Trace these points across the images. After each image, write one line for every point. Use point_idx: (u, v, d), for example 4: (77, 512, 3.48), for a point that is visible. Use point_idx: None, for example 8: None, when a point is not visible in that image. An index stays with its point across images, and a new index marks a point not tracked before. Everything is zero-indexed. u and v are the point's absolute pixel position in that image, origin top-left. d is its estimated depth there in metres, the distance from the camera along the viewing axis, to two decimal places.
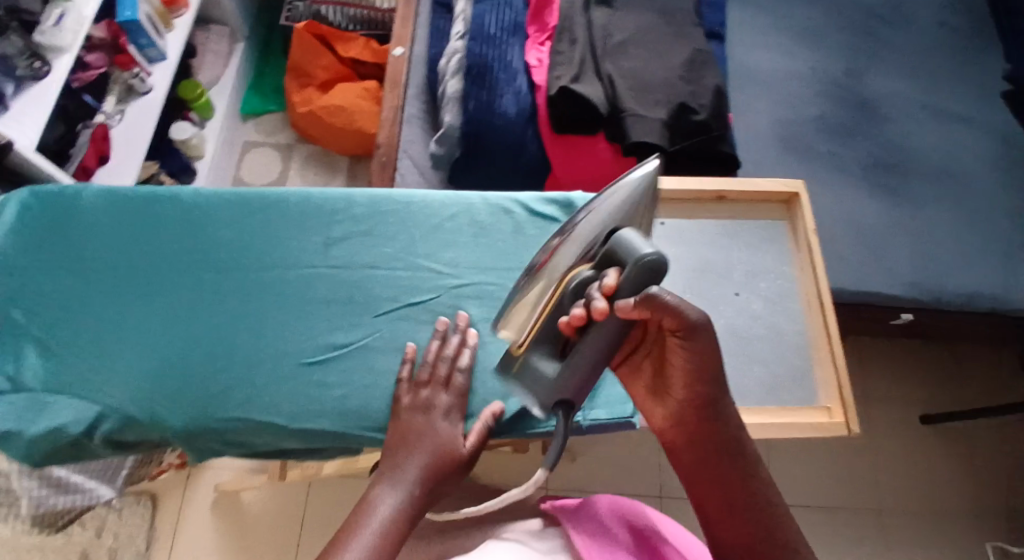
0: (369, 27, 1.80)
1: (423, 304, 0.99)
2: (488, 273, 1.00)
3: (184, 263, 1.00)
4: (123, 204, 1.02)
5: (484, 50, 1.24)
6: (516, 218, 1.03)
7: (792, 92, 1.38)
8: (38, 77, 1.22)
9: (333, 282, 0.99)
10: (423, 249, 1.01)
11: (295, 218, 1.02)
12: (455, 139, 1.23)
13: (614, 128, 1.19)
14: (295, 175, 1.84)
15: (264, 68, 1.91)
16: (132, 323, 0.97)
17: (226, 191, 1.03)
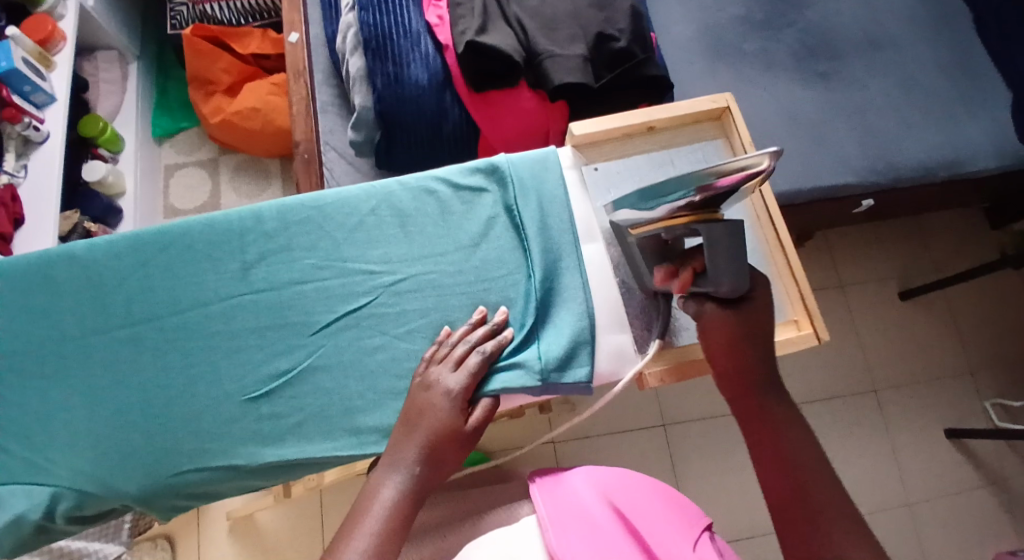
0: (261, 16, 1.69)
1: (361, 310, 0.94)
2: (421, 262, 0.95)
3: (98, 322, 0.94)
4: (19, 275, 0.95)
5: (377, 19, 1.16)
6: (438, 198, 0.97)
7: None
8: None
9: (262, 308, 0.94)
10: (347, 251, 0.96)
11: (205, 248, 0.95)
12: (371, 121, 1.17)
13: (534, 75, 1.13)
14: (228, 188, 1.76)
15: (163, 84, 1.79)
16: (68, 397, 0.93)
17: (123, 234, 0.96)
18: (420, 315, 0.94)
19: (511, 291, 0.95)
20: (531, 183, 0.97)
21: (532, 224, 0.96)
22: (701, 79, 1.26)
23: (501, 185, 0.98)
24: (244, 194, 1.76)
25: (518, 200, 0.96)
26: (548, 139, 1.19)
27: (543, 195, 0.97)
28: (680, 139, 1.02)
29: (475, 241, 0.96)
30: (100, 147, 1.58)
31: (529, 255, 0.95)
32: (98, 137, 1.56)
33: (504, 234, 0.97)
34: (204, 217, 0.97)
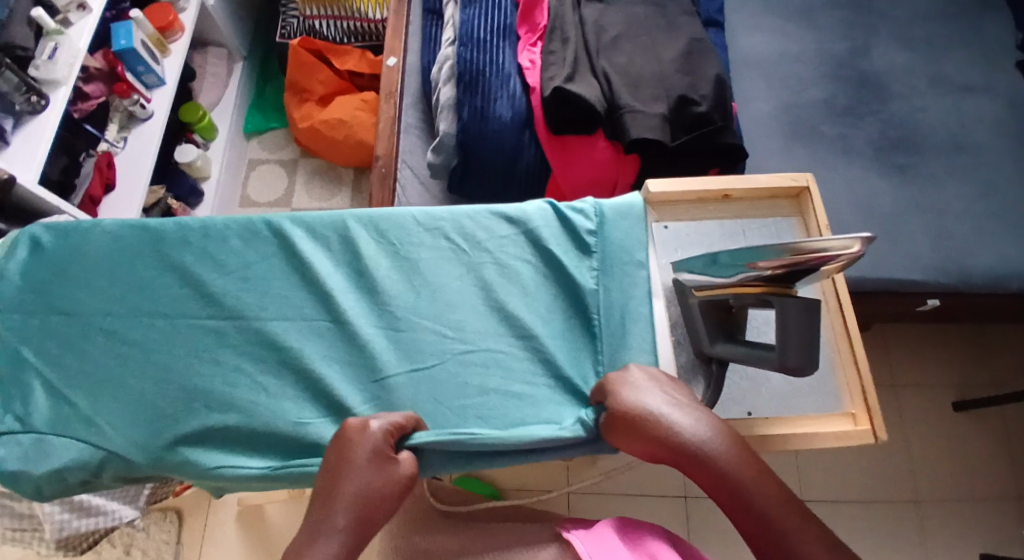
0: (363, 38, 1.76)
1: (426, 373, 0.93)
2: (496, 338, 0.94)
3: (190, 311, 0.97)
4: (138, 247, 0.99)
5: (473, 55, 1.21)
6: (528, 272, 0.96)
7: (795, 73, 1.35)
8: (38, 112, 1.18)
9: (336, 343, 0.95)
10: (429, 305, 0.95)
11: (305, 269, 0.97)
12: (452, 148, 1.22)
13: (612, 127, 1.16)
14: (303, 190, 1.84)
15: (263, 86, 1.89)
16: (138, 374, 0.95)
17: (240, 235, 0.98)
18: (479, 390, 0.92)
19: (574, 387, 0.92)
20: (619, 284, 0.94)
21: (607, 326, 0.93)
22: (775, 156, 1.28)
23: (592, 276, 0.95)
24: (315, 197, 1.84)
25: (604, 297, 0.94)
26: (615, 190, 1.21)
27: (627, 302, 0.93)
28: (756, 212, 0.97)
29: (553, 330, 0.94)
30: (195, 133, 1.68)
31: (598, 358, 0.93)
32: (195, 123, 1.66)
33: (579, 330, 0.94)
34: (309, 238, 0.98)
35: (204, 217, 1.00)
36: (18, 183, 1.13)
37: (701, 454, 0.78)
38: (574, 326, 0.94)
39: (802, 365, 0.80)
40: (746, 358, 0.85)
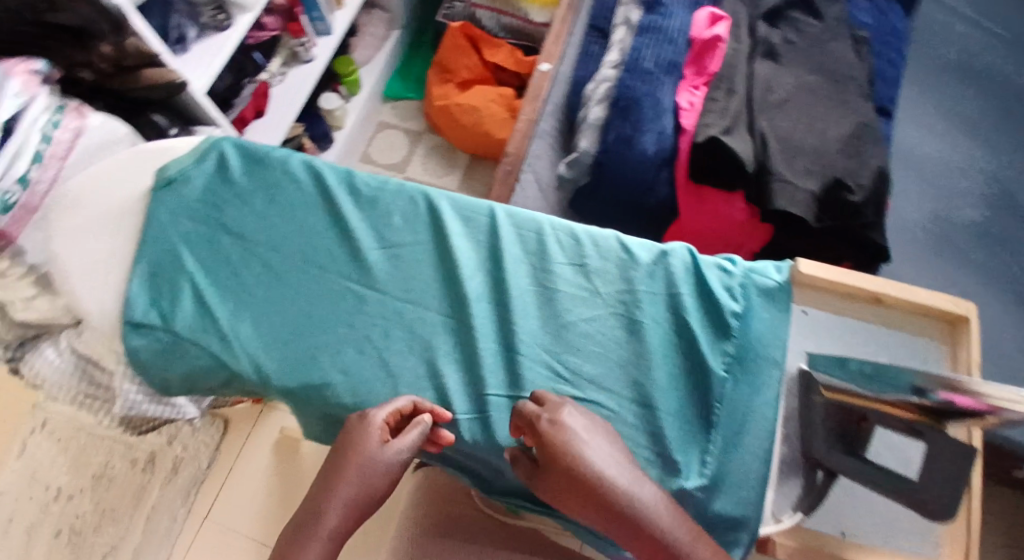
0: (518, 37, 1.75)
1: (530, 406, 0.79)
2: (616, 398, 0.79)
3: (321, 262, 0.86)
4: (309, 182, 0.90)
5: (635, 84, 1.19)
6: (683, 338, 0.81)
7: (955, 185, 1.28)
8: (219, 28, 1.28)
9: (456, 347, 0.82)
10: (565, 338, 0.81)
11: (449, 262, 0.85)
12: (586, 167, 1.20)
13: (756, 190, 1.11)
14: (418, 161, 1.85)
15: (410, 57, 1.92)
16: (253, 307, 0.85)
17: (403, 207, 0.88)
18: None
19: (676, 482, 0.77)
20: (753, 383, 0.79)
21: (730, 418, 0.79)
22: (907, 262, 1.22)
23: (729, 366, 0.80)
24: (429, 172, 1.84)
25: (751, 389, 0.79)
26: (737, 253, 1.17)
27: (754, 397, 0.79)
28: (900, 324, 0.84)
29: (684, 407, 0.79)
30: (341, 85, 1.74)
31: (708, 459, 0.78)
32: (345, 76, 1.72)
33: (707, 414, 0.79)
34: (469, 229, 0.86)
35: (380, 177, 0.90)
36: (187, 89, 1.22)
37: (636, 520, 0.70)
38: (709, 410, 0.79)
39: (939, 511, 0.71)
40: (870, 481, 0.74)
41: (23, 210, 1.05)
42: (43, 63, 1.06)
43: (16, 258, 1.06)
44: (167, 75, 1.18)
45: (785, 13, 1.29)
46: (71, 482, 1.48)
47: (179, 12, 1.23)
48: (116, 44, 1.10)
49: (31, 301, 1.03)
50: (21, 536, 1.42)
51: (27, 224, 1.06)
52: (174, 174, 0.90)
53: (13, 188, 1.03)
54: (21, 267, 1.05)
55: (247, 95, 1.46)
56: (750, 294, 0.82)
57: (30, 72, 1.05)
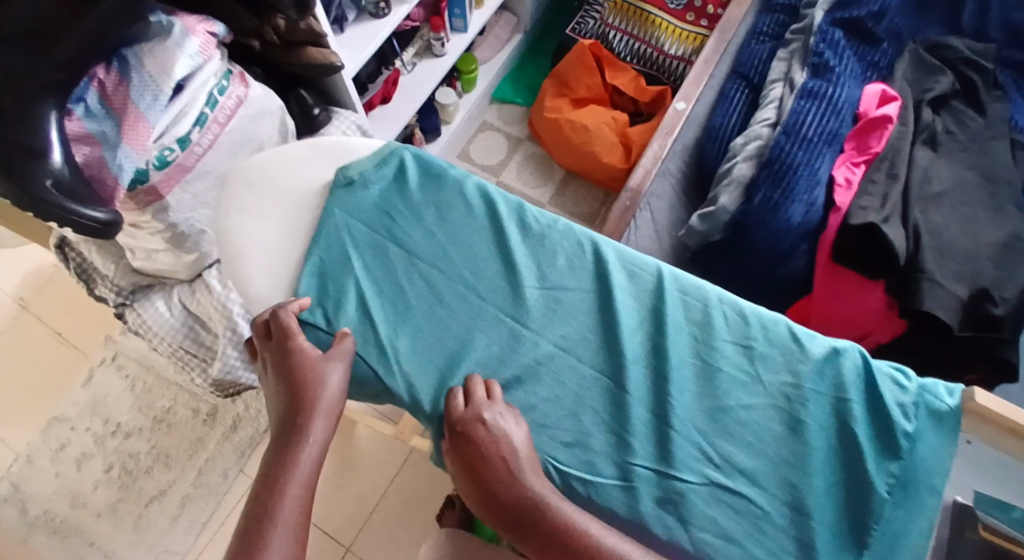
0: (644, 65, 1.68)
1: (682, 485, 0.77)
2: (767, 494, 0.77)
3: (484, 292, 0.85)
4: (480, 208, 0.89)
5: (795, 150, 1.16)
6: (841, 444, 0.79)
7: None
8: (377, 15, 1.33)
9: (603, 408, 0.80)
10: (722, 422, 0.80)
11: (613, 316, 0.83)
12: (721, 223, 1.17)
13: (899, 280, 1.09)
14: (514, 168, 1.76)
15: (526, 62, 1.85)
16: (411, 324, 0.84)
17: (569, 251, 0.87)
18: (720, 538, 0.76)
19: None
20: (911, 505, 0.77)
21: (887, 539, 0.76)
22: None
23: (890, 486, 0.78)
24: (524, 182, 1.75)
25: (911, 511, 0.77)
26: (863, 340, 1.14)
27: (911, 520, 0.76)
28: None
29: (835, 514, 0.77)
30: (458, 82, 1.70)
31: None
32: (463, 74, 1.68)
33: (860, 528, 0.77)
34: (634, 285, 0.85)
35: (551, 215, 0.89)
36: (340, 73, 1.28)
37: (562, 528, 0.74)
38: (864, 524, 0.77)
39: None
40: None
41: (177, 168, 1.13)
42: (220, 26, 1.12)
43: (158, 215, 1.15)
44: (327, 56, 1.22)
45: (948, 101, 1.25)
46: (131, 420, 1.53)
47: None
48: (289, 20, 1.15)
49: (153, 254, 1.20)
50: (81, 462, 1.50)
51: (176, 181, 1.14)
52: (355, 175, 0.91)
53: (172, 146, 1.10)
54: (162, 223, 1.15)
55: (380, 81, 1.48)
56: (922, 416, 0.80)
57: (208, 33, 1.11)
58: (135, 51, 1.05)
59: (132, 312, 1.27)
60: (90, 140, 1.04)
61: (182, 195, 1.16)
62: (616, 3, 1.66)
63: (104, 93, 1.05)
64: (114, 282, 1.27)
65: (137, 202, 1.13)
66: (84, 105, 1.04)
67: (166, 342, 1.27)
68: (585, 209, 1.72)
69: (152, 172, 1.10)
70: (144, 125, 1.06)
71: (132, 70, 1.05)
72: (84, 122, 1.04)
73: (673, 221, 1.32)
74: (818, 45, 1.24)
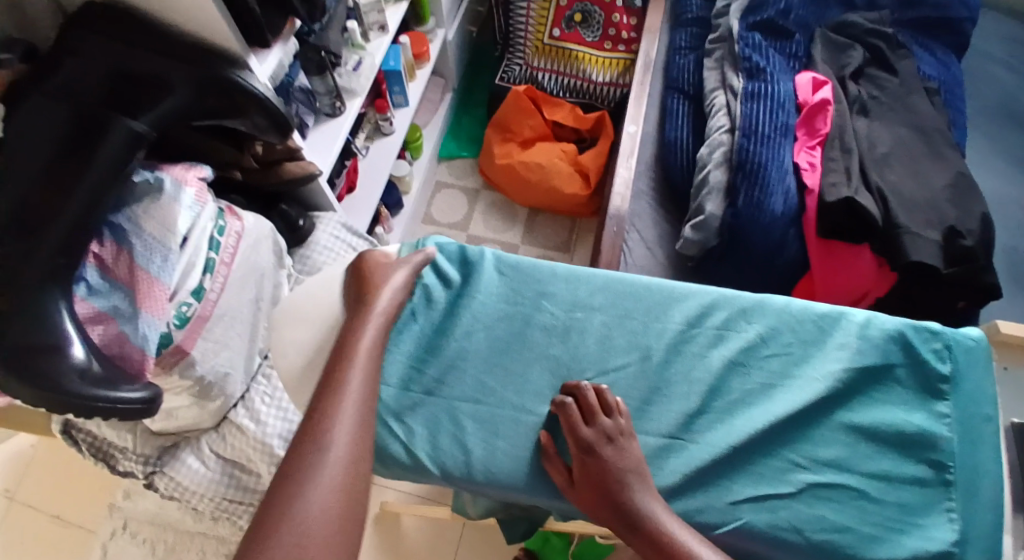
0: (577, 95, 1.77)
1: (782, 495, 0.85)
2: (854, 477, 0.86)
3: (545, 365, 0.91)
4: (511, 286, 0.95)
5: (759, 149, 1.27)
6: (894, 407, 0.89)
7: (1014, 217, 1.46)
8: (333, 115, 1.32)
9: (689, 468, 0.85)
10: (791, 427, 0.88)
11: (666, 355, 0.91)
12: (714, 229, 1.27)
13: (882, 241, 1.21)
14: (479, 218, 1.80)
15: (461, 116, 1.92)
16: (478, 452, 0.87)
17: (605, 302, 0.94)
18: (834, 530, 0.83)
19: (930, 543, 0.83)
20: (972, 437, 0.88)
21: (963, 479, 0.86)
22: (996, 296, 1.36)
23: (950, 425, 0.88)
24: (490, 228, 1.80)
25: (975, 445, 0.87)
26: (864, 300, 1.26)
27: (978, 451, 0.87)
28: None
29: (916, 470, 0.87)
30: (406, 151, 1.73)
31: (953, 514, 0.85)
32: (410, 142, 1.72)
33: (938, 473, 0.86)
34: (665, 348, 0.92)
35: (576, 274, 0.95)
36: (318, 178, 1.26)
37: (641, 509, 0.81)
38: (942, 472, 0.86)
39: None
40: None
41: (197, 319, 1.10)
42: (208, 169, 1.10)
43: (186, 371, 1.10)
44: (306, 167, 1.21)
45: (864, 70, 1.40)
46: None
47: (297, 99, 1.24)
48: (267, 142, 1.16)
49: (175, 410, 1.15)
50: None
51: (197, 335, 1.11)
52: None
53: (190, 300, 1.07)
54: (191, 379, 1.11)
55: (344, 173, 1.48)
56: (956, 353, 0.90)
57: (199, 179, 1.08)
58: (128, 215, 1.00)
59: (163, 479, 1.20)
60: (104, 317, 0.98)
61: (204, 345, 1.12)
62: (538, 46, 1.74)
63: (104, 267, 1.00)
64: (138, 453, 1.19)
65: (164, 365, 1.08)
66: (86, 284, 0.98)
67: (207, 497, 1.22)
68: (556, 240, 1.79)
69: (174, 332, 1.07)
70: (160, 288, 0.99)
71: (132, 236, 0.99)
72: (90, 300, 0.97)
73: (661, 234, 1.39)
74: (744, 51, 1.37)
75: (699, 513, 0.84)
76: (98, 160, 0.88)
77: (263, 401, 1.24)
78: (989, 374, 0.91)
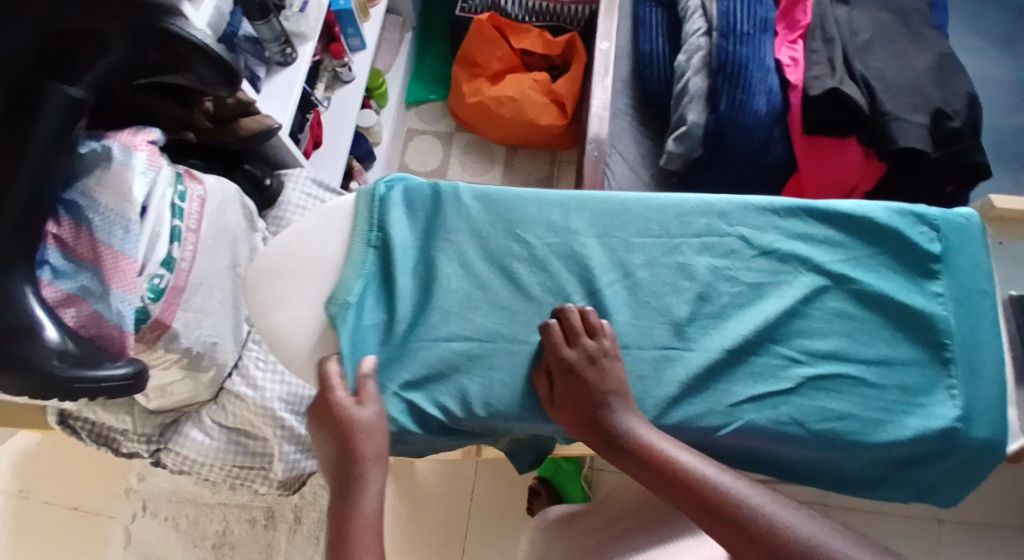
0: (544, 18, 1.72)
1: (782, 394, 0.84)
2: (854, 365, 0.85)
3: (530, 290, 0.88)
4: (488, 212, 0.91)
5: (736, 48, 1.23)
6: (891, 291, 0.87)
7: (997, 99, 1.45)
8: (285, 62, 1.26)
9: (687, 376, 0.85)
10: (785, 324, 0.87)
11: (653, 266, 0.89)
12: (697, 139, 1.23)
13: (869, 130, 1.18)
14: (456, 162, 1.78)
15: (423, 56, 1.86)
16: (473, 382, 0.85)
17: (586, 220, 0.90)
18: (837, 420, 0.83)
19: (936, 422, 0.83)
20: (970, 314, 0.87)
21: (965, 357, 0.86)
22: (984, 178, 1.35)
23: (946, 303, 0.87)
24: (469, 171, 1.78)
25: (973, 319, 0.87)
26: (853, 194, 1.24)
27: (977, 328, 0.87)
28: None
29: (914, 353, 0.86)
30: (371, 99, 1.66)
31: (955, 391, 0.85)
32: (374, 89, 1.65)
33: (937, 352, 0.86)
34: (650, 262, 0.89)
35: (551, 192, 0.92)
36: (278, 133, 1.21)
37: (626, 434, 0.78)
38: (942, 351, 0.86)
39: None
40: None
41: (174, 291, 1.04)
42: (158, 132, 1.02)
43: (171, 345, 1.06)
44: (263, 122, 1.16)
45: None
46: (190, 558, 1.46)
47: (245, 51, 1.19)
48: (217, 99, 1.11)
49: (167, 387, 1.14)
50: None
51: (176, 306, 1.06)
52: (347, 298, 0.86)
53: (161, 271, 1.01)
54: (177, 351, 1.07)
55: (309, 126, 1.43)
56: (946, 232, 0.89)
57: (149, 142, 1.00)
58: (82, 189, 0.93)
59: (169, 454, 1.21)
60: (73, 299, 0.92)
61: (185, 315, 1.08)
62: None
63: (66, 247, 0.93)
64: (139, 433, 1.18)
65: (145, 340, 1.03)
66: (49, 267, 0.91)
67: (219, 467, 1.22)
68: (539, 173, 1.78)
69: (150, 306, 1.01)
70: (127, 262, 0.94)
71: (88, 212, 0.93)
72: (58, 284, 0.91)
73: (643, 152, 1.38)
74: None
75: (702, 420, 0.84)
76: (42, 125, 0.81)
77: (258, 367, 1.22)
78: (984, 248, 0.89)
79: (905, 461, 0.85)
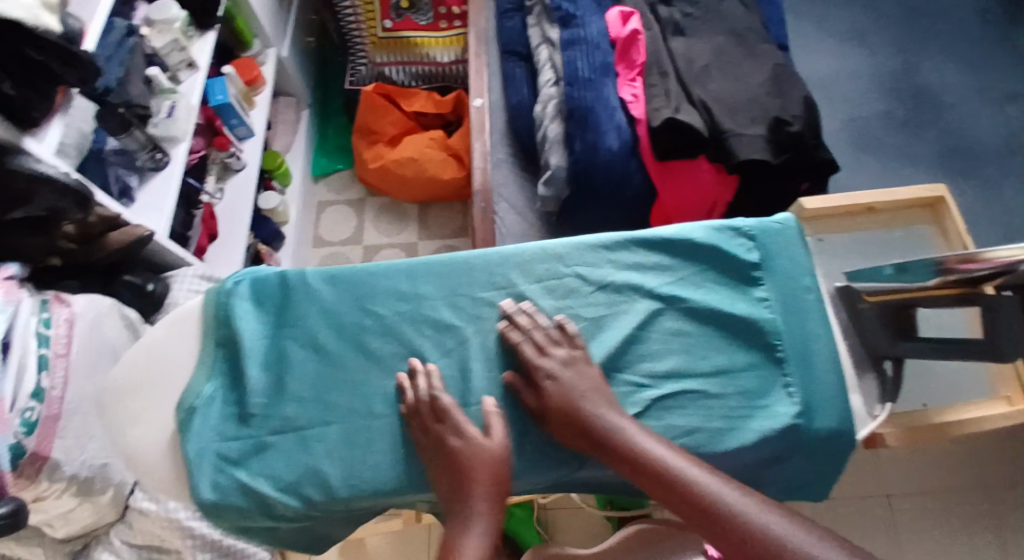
0: (431, 81, 1.83)
1: (633, 417, 0.91)
2: (693, 380, 0.93)
3: (386, 358, 0.96)
4: (338, 293, 0.98)
5: (583, 93, 1.32)
6: (718, 304, 0.95)
7: (853, 92, 1.51)
8: (157, 167, 1.32)
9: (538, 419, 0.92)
10: (627, 352, 0.94)
11: (494, 318, 0.96)
12: (563, 180, 1.33)
13: (714, 150, 1.27)
14: (370, 226, 1.86)
15: (326, 130, 1.95)
16: (344, 453, 0.91)
17: (429, 286, 0.98)
18: (684, 434, 0.90)
19: (774, 421, 0.90)
20: (795, 314, 0.95)
21: (795, 356, 0.93)
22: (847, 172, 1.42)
23: (772, 307, 0.95)
24: (383, 233, 1.86)
25: (799, 317, 0.94)
26: (714, 211, 1.33)
27: (806, 325, 0.94)
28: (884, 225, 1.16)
29: (747, 359, 0.94)
30: (274, 180, 1.74)
31: (792, 388, 0.92)
32: (275, 170, 1.72)
33: (768, 353, 0.94)
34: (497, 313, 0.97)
35: (395, 264, 0.99)
36: (155, 238, 1.26)
37: (609, 432, 0.86)
38: (774, 351, 0.94)
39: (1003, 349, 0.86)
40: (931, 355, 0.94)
41: (47, 420, 1.06)
42: (14, 266, 1.10)
43: (53, 475, 1.08)
44: (134, 231, 1.20)
45: None
46: None
47: (114, 164, 1.24)
48: (79, 222, 1.11)
49: (70, 516, 1.13)
50: None
51: (53, 435, 1.06)
52: (193, 400, 0.94)
53: (31, 403, 1.03)
54: (62, 480, 1.09)
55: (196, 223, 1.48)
56: (763, 241, 0.97)
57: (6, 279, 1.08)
58: None
59: None
60: None
61: (64, 442, 1.08)
62: (376, 42, 1.75)
63: None
64: None
65: (27, 475, 1.05)
66: None
67: None
68: (453, 225, 1.86)
69: (25, 440, 1.03)
70: None
71: None
72: None
73: (527, 197, 1.46)
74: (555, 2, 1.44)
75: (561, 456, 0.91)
76: None
77: None
78: (803, 250, 0.97)
79: (766, 460, 0.92)
